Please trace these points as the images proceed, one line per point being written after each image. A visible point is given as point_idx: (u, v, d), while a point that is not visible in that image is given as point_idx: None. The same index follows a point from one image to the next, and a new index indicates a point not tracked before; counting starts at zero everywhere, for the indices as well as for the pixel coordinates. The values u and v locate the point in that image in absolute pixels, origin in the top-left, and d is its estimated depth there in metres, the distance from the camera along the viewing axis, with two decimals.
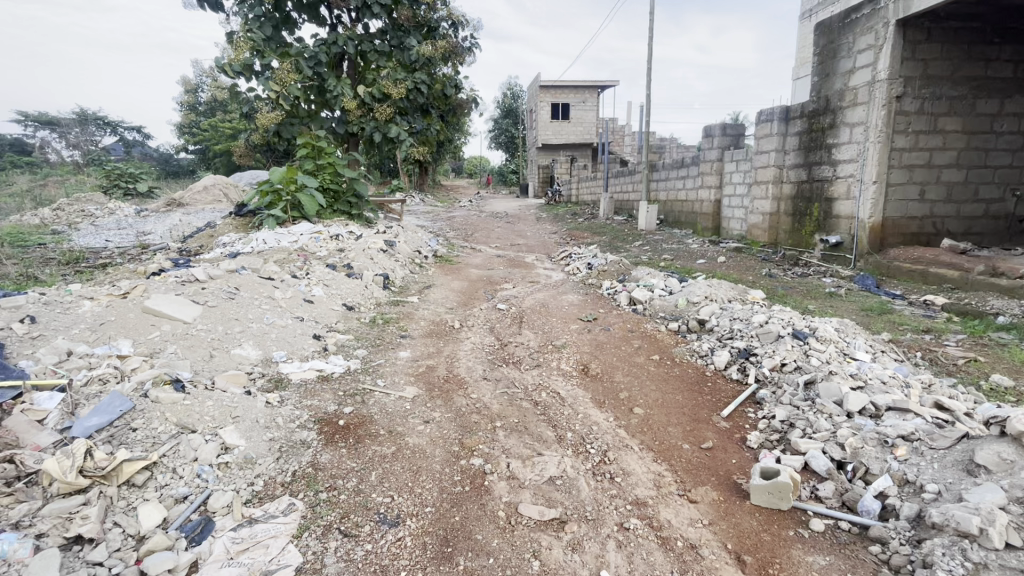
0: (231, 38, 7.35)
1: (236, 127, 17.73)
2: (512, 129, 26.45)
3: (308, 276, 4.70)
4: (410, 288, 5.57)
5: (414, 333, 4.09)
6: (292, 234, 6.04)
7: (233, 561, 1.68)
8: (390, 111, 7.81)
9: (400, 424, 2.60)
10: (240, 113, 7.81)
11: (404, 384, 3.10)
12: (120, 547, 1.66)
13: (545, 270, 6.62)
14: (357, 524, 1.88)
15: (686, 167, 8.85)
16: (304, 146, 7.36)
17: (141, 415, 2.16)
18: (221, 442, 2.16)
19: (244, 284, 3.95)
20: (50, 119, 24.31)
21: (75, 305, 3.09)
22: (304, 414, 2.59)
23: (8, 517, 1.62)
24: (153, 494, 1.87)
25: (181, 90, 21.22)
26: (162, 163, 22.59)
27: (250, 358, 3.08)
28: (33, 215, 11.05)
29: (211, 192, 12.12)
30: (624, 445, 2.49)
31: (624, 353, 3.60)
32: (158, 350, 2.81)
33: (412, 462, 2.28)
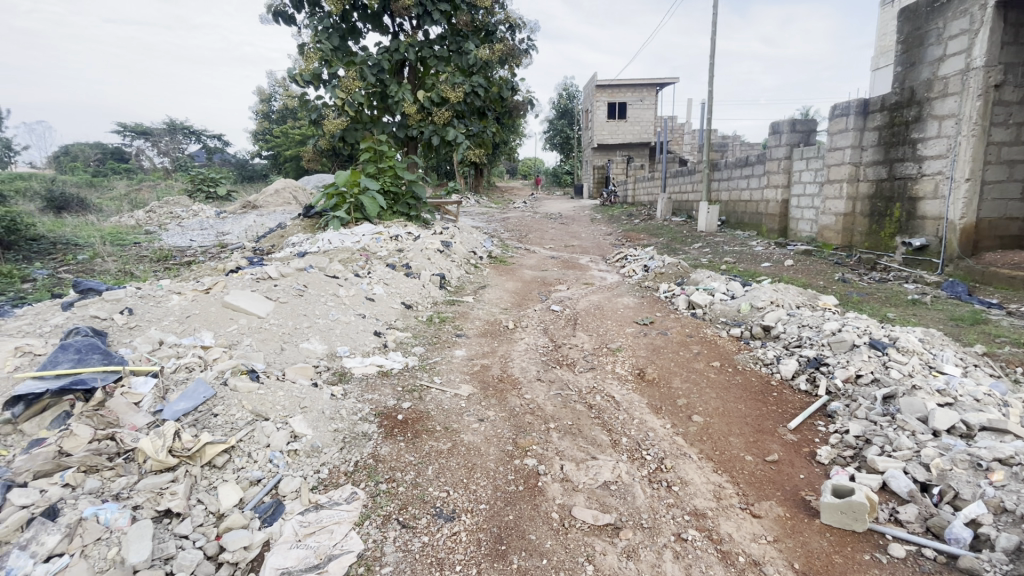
0: (302, 49, 7.80)
1: (306, 134, 18.80)
2: (567, 130, 26.35)
3: (369, 274, 4.90)
4: (466, 288, 5.67)
5: (470, 332, 4.16)
6: (355, 235, 6.31)
7: (301, 543, 1.78)
8: (448, 115, 7.99)
9: (456, 420, 2.66)
10: (309, 120, 8.30)
11: (460, 382, 3.16)
12: (203, 522, 1.80)
13: (600, 272, 6.54)
14: (415, 516, 1.94)
15: (751, 166, 8.45)
16: (367, 150, 7.68)
17: (221, 401, 2.33)
18: (291, 430, 2.30)
19: (311, 282, 4.18)
20: (144, 129, 26.79)
21: (165, 299, 3.39)
22: (365, 407, 2.70)
23: (110, 488, 1.81)
24: (231, 475, 2.01)
25: (257, 100, 22.72)
26: (238, 167, 24.26)
27: (316, 352, 3.25)
28: (130, 217, 12.19)
29: (282, 194, 12.91)
30: (682, 454, 2.41)
31: (681, 358, 3.49)
32: (236, 342, 3.02)
33: (468, 459, 2.32)
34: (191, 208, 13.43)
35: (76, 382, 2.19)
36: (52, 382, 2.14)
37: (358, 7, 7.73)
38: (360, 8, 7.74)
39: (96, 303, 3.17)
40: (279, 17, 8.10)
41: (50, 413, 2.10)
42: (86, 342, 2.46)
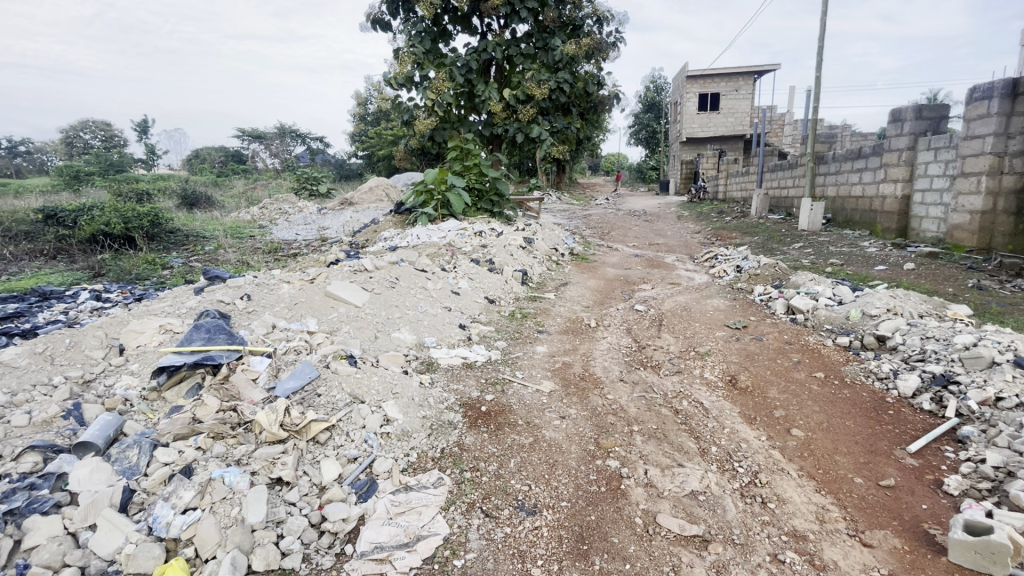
0: (397, 53, 8.23)
1: (397, 134, 19.85)
2: (654, 124, 25.47)
3: (455, 269, 5.07)
4: (547, 284, 5.68)
5: (551, 328, 4.17)
6: (441, 231, 6.56)
7: (392, 520, 1.88)
8: (533, 112, 8.05)
9: (537, 416, 2.68)
10: (401, 121, 8.74)
11: (542, 378, 3.18)
12: (308, 492, 1.96)
13: (687, 271, 6.26)
14: (498, 507, 1.98)
15: (864, 158, 7.63)
16: (454, 149, 7.94)
17: (324, 383, 2.53)
18: (384, 414, 2.44)
19: (403, 275, 4.41)
20: (259, 133, 29.73)
21: (277, 287, 3.74)
22: (451, 397, 2.80)
23: (232, 454, 2.03)
24: (331, 452, 2.17)
25: (354, 103, 24.27)
26: (336, 167, 26.13)
27: (406, 341, 3.42)
28: (246, 213, 13.61)
29: (376, 192, 13.73)
30: (779, 469, 2.24)
31: (779, 367, 3.24)
32: (336, 328, 3.26)
33: (549, 455, 2.33)
34: (297, 205, 14.68)
35: (206, 357, 2.49)
36: (187, 357, 2.45)
37: (449, 10, 7.99)
38: (451, 11, 8.00)
39: (221, 289, 3.58)
40: (377, 24, 8.59)
41: (186, 384, 2.41)
42: (214, 323, 2.78)
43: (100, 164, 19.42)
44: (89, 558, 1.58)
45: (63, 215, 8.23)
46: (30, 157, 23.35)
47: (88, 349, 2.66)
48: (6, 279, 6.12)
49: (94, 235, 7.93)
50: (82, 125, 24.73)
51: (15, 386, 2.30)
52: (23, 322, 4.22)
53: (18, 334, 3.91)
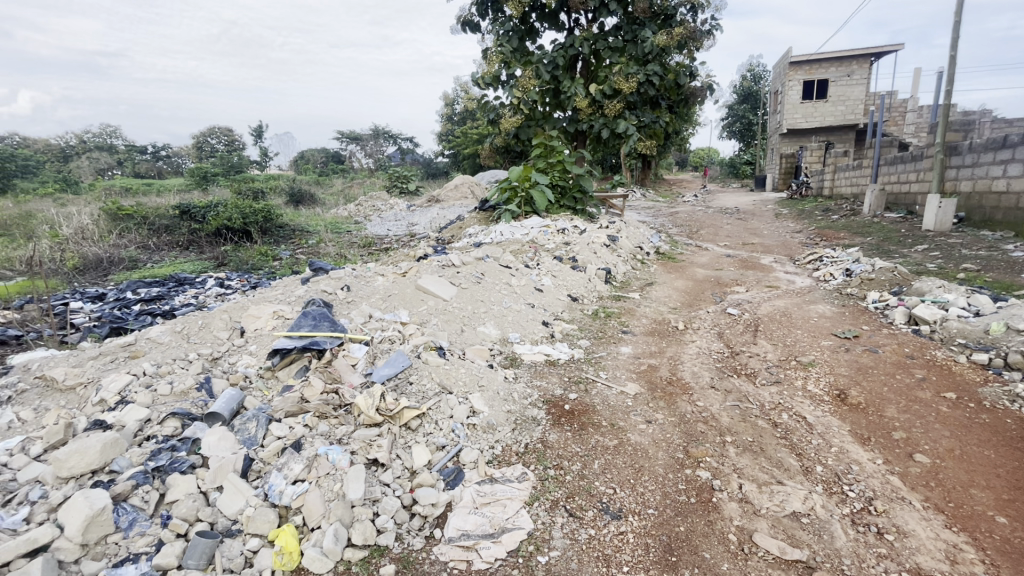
0: (485, 53, 8.40)
1: (482, 133, 20.33)
2: (750, 115, 23.83)
3: (538, 266, 5.09)
4: (632, 284, 5.52)
5: (636, 329, 4.05)
6: (524, 228, 6.61)
7: (478, 510, 1.93)
8: (620, 107, 7.87)
9: (622, 418, 2.61)
10: (488, 120, 8.93)
11: (626, 379, 3.10)
12: (401, 475, 2.06)
13: (787, 274, 5.79)
14: (582, 508, 1.96)
15: (1010, 148, 6.59)
16: (539, 147, 7.96)
17: (415, 372, 2.65)
18: (470, 406, 2.50)
19: (488, 271, 4.50)
20: (356, 135, 31.80)
21: (373, 280, 3.98)
22: (535, 393, 2.82)
23: (334, 434, 2.18)
24: (422, 438, 2.26)
25: (442, 103, 25.14)
26: (424, 166, 27.27)
27: (491, 336, 3.48)
28: (344, 210, 14.63)
29: (461, 189, 14.15)
30: (899, 498, 2.00)
31: (898, 384, 2.90)
32: (426, 320, 3.40)
33: (635, 459, 2.27)
34: (388, 202, 15.53)
35: (313, 342, 2.70)
36: (297, 342, 2.68)
37: (537, 7, 8.00)
38: (539, 8, 8.01)
39: (324, 280, 3.87)
40: (467, 26, 8.82)
41: (296, 365, 2.64)
42: (319, 311, 3.01)
43: (223, 165, 21.79)
44: (217, 516, 1.78)
45: (195, 211, 9.42)
46: (169, 161, 26.78)
47: (216, 330, 3.01)
48: (151, 266, 7.09)
49: (219, 229, 8.94)
50: (210, 131, 27.93)
51: (160, 359, 2.66)
52: (164, 304, 4.87)
53: (160, 314, 4.52)
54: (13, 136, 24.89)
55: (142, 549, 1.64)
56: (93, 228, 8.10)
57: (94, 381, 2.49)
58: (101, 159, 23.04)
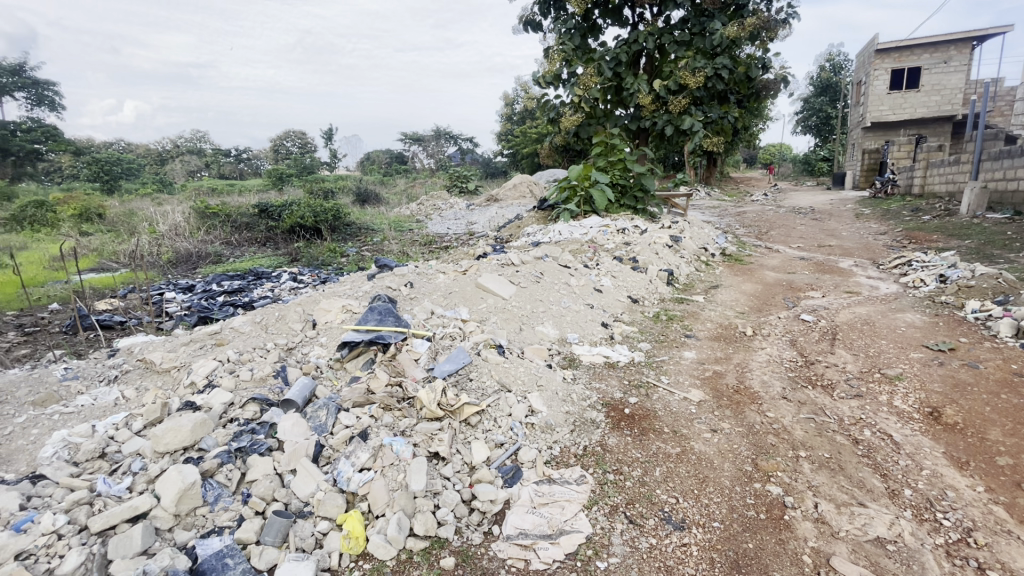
0: (547, 52, 8.39)
1: (542, 132, 20.32)
2: (828, 107, 22.26)
3: (597, 266, 5.03)
4: (695, 286, 5.31)
5: (700, 333, 3.89)
6: (583, 227, 6.54)
7: (536, 510, 1.93)
8: (685, 102, 7.61)
9: (685, 426, 2.52)
10: (548, 119, 8.91)
11: (690, 386, 2.98)
12: (460, 470, 2.09)
13: (869, 279, 5.36)
14: (643, 515, 1.91)
15: None
16: (599, 145, 7.85)
17: (475, 368, 2.69)
18: (529, 405, 2.50)
19: (547, 270, 4.49)
20: (419, 136, 32.74)
21: (435, 277, 4.07)
22: (593, 395, 2.78)
23: (398, 425, 2.25)
24: (481, 435, 2.29)
25: (502, 103, 25.32)
26: (483, 165, 27.65)
27: (549, 335, 3.47)
28: (407, 209, 15.09)
29: (519, 189, 14.21)
30: (1004, 531, 1.80)
31: (1003, 404, 2.60)
32: (485, 318, 3.45)
33: (699, 469, 2.18)
34: (448, 201, 15.87)
35: (378, 337, 2.80)
36: (364, 335, 2.80)
37: (600, 4, 7.88)
38: (602, 5, 7.88)
39: (389, 276, 4.02)
40: (529, 25, 8.85)
41: (363, 358, 2.75)
42: (385, 306, 3.12)
43: (297, 167, 23.09)
44: (291, 497, 1.88)
45: (272, 210, 9.88)
46: (250, 162, 28.77)
47: (291, 321, 3.20)
48: (233, 261, 7.66)
49: (293, 227, 9.51)
50: (285, 134, 29.75)
51: (242, 348, 2.86)
52: (245, 296, 5.24)
53: (241, 306, 4.87)
54: (120, 141, 27.69)
55: (225, 523, 1.77)
56: (184, 225, 8.86)
57: (185, 365, 2.72)
58: (192, 162, 25.13)
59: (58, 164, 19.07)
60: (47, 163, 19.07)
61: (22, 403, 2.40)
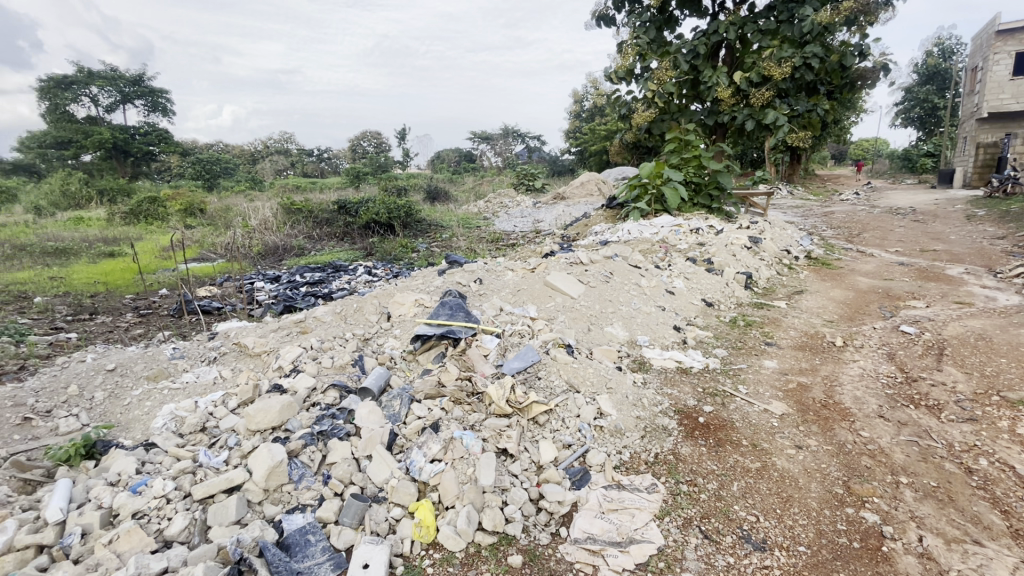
0: (620, 47, 8.19)
1: (611, 129, 19.90)
2: (935, 97, 20.05)
3: (670, 267, 4.85)
4: (777, 290, 4.98)
5: (782, 342, 3.63)
6: (654, 226, 6.33)
7: (604, 515, 1.88)
8: (769, 95, 7.14)
9: (766, 440, 2.36)
10: (619, 115, 8.71)
11: (771, 398, 2.79)
12: (528, 468, 2.08)
13: (984, 289, 4.76)
14: (719, 531, 1.81)
15: None
16: (672, 141, 7.56)
17: (544, 367, 2.67)
18: (598, 407, 2.46)
19: (617, 270, 4.39)
20: (487, 135, 33.18)
21: (504, 274, 4.10)
22: (665, 401, 2.67)
23: (467, 420, 2.28)
24: (549, 434, 2.27)
25: (571, 101, 25.04)
26: (551, 163, 27.53)
27: (618, 337, 3.39)
28: (475, 207, 15.36)
29: (587, 186, 14.01)
30: None
31: None
32: (554, 317, 3.42)
33: (783, 487, 2.03)
34: (515, 199, 15.95)
35: (450, 331, 2.86)
36: (436, 329, 2.87)
37: None
38: None
39: (459, 272, 4.10)
40: (602, 20, 8.69)
41: (434, 351, 2.82)
42: (455, 302, 3.17)
43: (373, 165, 24.14)
44: (367, 481, 1.97)
45: (349, 206, 10.39)
46: (330, 161, 30.52)
47: (367, 313, 3.34)
48: (315, 254, 8.17)
49: (368, 223, 9.97)
50: (363, 135, 31.25)
51: (324, 336, 3.02)
52: (325, 287, 5.56)
53: (321, 296, 5.17)
54: (219, 142, 30.35)
55: (308, 501, 1.88)
56: (272, 220, 9.55)
57: (274, 350, 2.92)
58: (280, 161, 27.05)
59: (168, 164, 21.22)
60: (159, 163, 21.26)
61: (139, 376, 2.69)
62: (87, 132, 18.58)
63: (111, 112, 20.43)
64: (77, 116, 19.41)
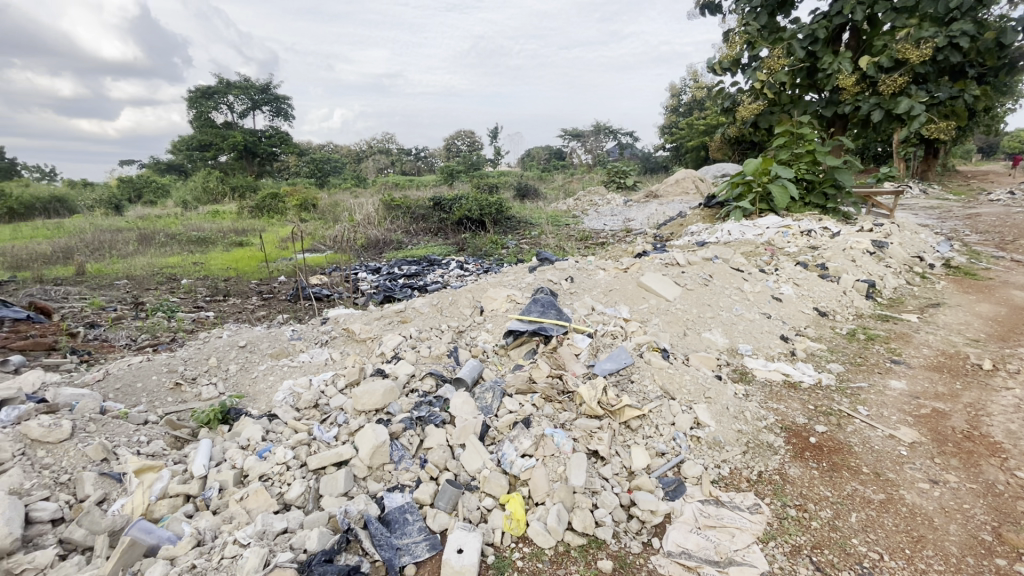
0: (726, 35, 7.69)
1: (711, 124, 18.77)
2: None
3: (777, 272, 4.48)
4: (906, 301, 4.40)
5: (912, 361, 3.21)
6: (759, 227, 5.90)
7: (700, 531, 1.79)
8: (903, 81, 6.33)
9: (892, 470, 2.10)
10: (722, 108, 8.21)
11: (898, 423, 2.48)
12: (619, 472, 2.04)
13: None
14: (833, 565, 1.64)
15: None
16: (782, 135, 6.96)
17: (637, 371, 2.59)
18: (695, 416, 2.34)
19: (717, 273, 4.13)
20: (578, 132, 32.81)
21: (596, 274, 4.04)
22: (770, 416, 2.48)
23: (558, 418, 2.27)
24: (641, 440, 2.20)
25: (668, 95, 23.94)
26: (643, 160, 26.60)
27: (717, 344, 3.20)
28: (564, 205, 15.27)
29: (683, 184, 13.36)
30: None
31: None
32: (647, 319, 3.31)
33: (914, 526, 1.79)
34: (605, 197, 15.64)
35: (541, 329, 2.88)
36: (528, 325, 2.90)
37: None
38: None
39: (551, 270, 4.10)
40: (707, 8, 8.21)
41: (525, 347, 2.85)
42: (547, 299, 3.17)
43: (466, 163, 24.90)
44: (461, 469, 2.04)
45: (444, 203, 10.81)
46: (427, 160, 31.95)
47: (462, 306, 3.46)
48: (411, 248, 8.61)
49: (461, 219, 10.34)
50: (457, 134, 32.35)
51: (422, 327, 3.18)
52: (420, 280, 5.84)
53: (417, 288, 5.44)
54: (330, 143, 33.05)
55: (406, 481, 1.98)
56: (375, 215, 10.20)
57: (377, 337, 3.12)
58: (382, 160, 28.84)
59: (287, 164, 23.45)
60: (280, 163, 23.58)
61: (264, 354, 3.02)
62: (224, 135, 21.07)
63: (244, 118, 23.01)
64: (217, 122, 22.12)
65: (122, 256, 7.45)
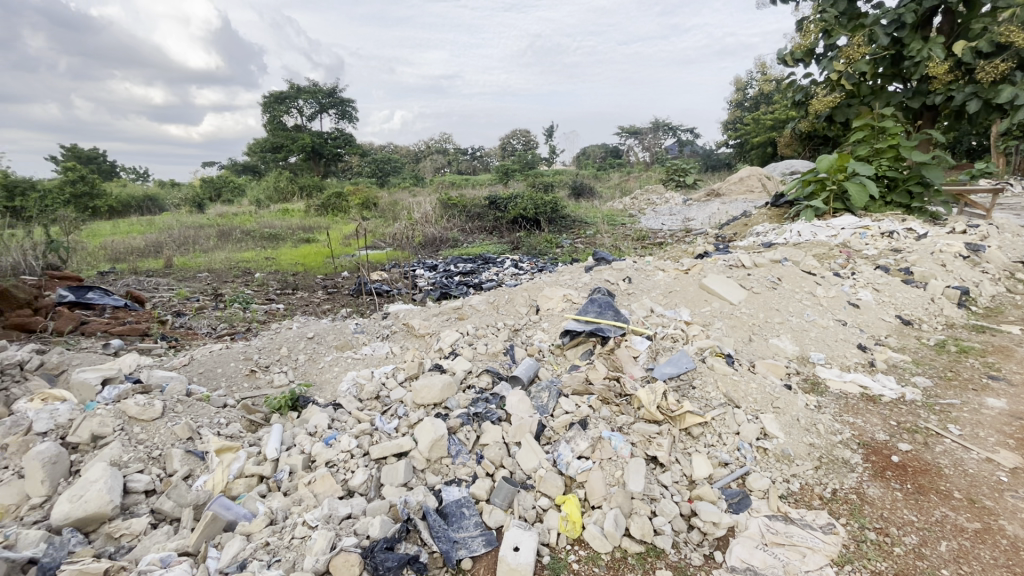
0: (799, 24, 7.25)
1: (781, 118, 17.75)
2: None
3: (853, 276, 4.18)
4: (1006, 311, 3.97)
5: (1015, 377, 2.88)
6: (833, 227, 5.53)
7: (767, 547, 1.70)
8: (1006, 67, 5.72)
9: (990, 497, 1.90)
10: (794, 101, 7.75)
11: (997, 445, 2.23)
12: (679, 481, 1.97)
13: None
14: None
15: None
16: (861, 129, 6.47)
17: (699, 376, 2.49)
18: (761, 427, 2.22)
19: (787, 276, 3.90)
20: (636, 129, 32.03)
21: (655, 275, 3.93)
22: (846, 430, 2.31)
23: (615, 421, 2.23)
24: (703, 449, 2.12)
25: (733, 89, 22.87)
26: (705, 157, 25.57)
27: (786, 352, 3.02)
28: (620, 204, 14.96)
29: (748, 182, 12.73)
30: None
31: None
32: (709, 324, 3.18)
33: (1017, 561, 1.61)
34: (664, 195, 15.19)
35: (599, 329, 2.83)
36: (585, 326, 2.86)
37: None
38: None
39: (608, 270, 4.02)
40: None
41: (582, 348, 2.82)
42: (605, 299, 3.12)
43: (521, 162, 24.95)
44: (516, 467, 2.04)
45: (499, 202, 10.89)
46: (482, 160, 32.34)
47: (518, 305, 3.47)
48: (466, 246, 8.74)
49: (516, 218, 10.41)
50: (513, 134, 32.49)
51: (478, 324, 3.22)
52: (475, 278, 5.92)
53: (473, 286, 5.52)
54: (390, 144, 34.17)
55: (463, 476, 2.01)
56: (432, 213, 10.44)
57: (436, 333, 3.19)
58: (439, 160, 29.47)
59: (350, 164, 24.45)
60: (344, 164, 24.63)
61: (330, 345, 3.17)
62: (294, 137, 22.29)
63: (312, 121, 24.24)
64: (287, 125, 23.43)
65: (204, 251, 8.05)
